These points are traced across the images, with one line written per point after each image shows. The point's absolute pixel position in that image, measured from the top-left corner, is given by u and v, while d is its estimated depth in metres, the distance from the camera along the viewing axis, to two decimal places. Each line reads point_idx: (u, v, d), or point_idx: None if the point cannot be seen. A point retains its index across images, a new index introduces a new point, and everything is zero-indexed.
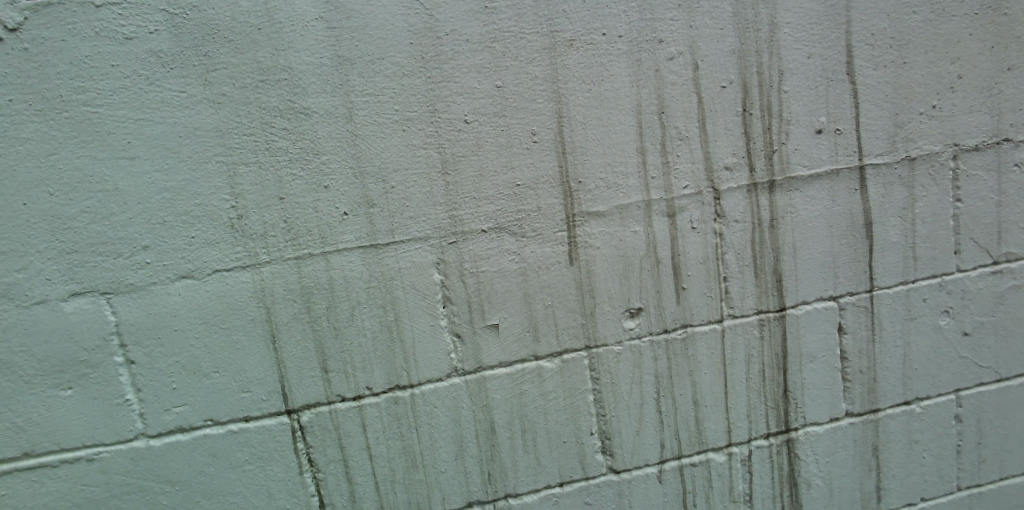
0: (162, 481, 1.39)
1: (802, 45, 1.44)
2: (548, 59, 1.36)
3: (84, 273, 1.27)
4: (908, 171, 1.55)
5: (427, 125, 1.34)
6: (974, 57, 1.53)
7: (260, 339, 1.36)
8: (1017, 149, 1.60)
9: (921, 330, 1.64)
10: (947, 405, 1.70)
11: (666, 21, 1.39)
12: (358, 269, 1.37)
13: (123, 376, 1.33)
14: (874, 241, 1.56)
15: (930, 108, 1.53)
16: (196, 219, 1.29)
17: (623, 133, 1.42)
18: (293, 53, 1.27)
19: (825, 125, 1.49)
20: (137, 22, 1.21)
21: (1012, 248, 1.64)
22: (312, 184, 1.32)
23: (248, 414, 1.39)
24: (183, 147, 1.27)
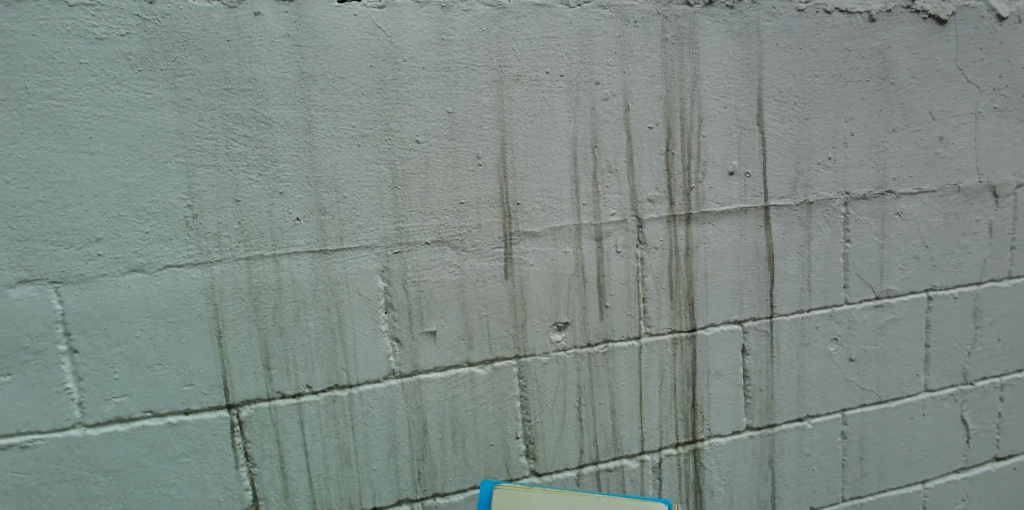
0: (96, 471, 1.40)
1: (720, 96, 1.64)
2: (496, 91, 1.51)
3: (35, 261, 1.30)
4: (806, 213, 1.77)
5: (381, 142, 1.46)
6: (864, 118, 1.78)
7: (206, 334, 1.42)
8: (898, 200, 1.85)
9: (812, 354, 1.85)
10: (834, 423, 1.91)
11: (603, 66, 1.56)
12: (306, 272, 1.45)
13: (65, 364, 1.35)
14: (775, 273, 1.77)
15: (826, 160, 1.76)
16: (152, 215, 1.36)
17: (560, 162, 1.57)
18: (259, 65, 1.36)
19: (737, 168, 1.69)
20: (108, 24, 1.28)
21: (892, 286, 1.89)
22: (267, 189, 1.40)
23: (188, 407, 1.43)
24: (144, 146, 1.33)
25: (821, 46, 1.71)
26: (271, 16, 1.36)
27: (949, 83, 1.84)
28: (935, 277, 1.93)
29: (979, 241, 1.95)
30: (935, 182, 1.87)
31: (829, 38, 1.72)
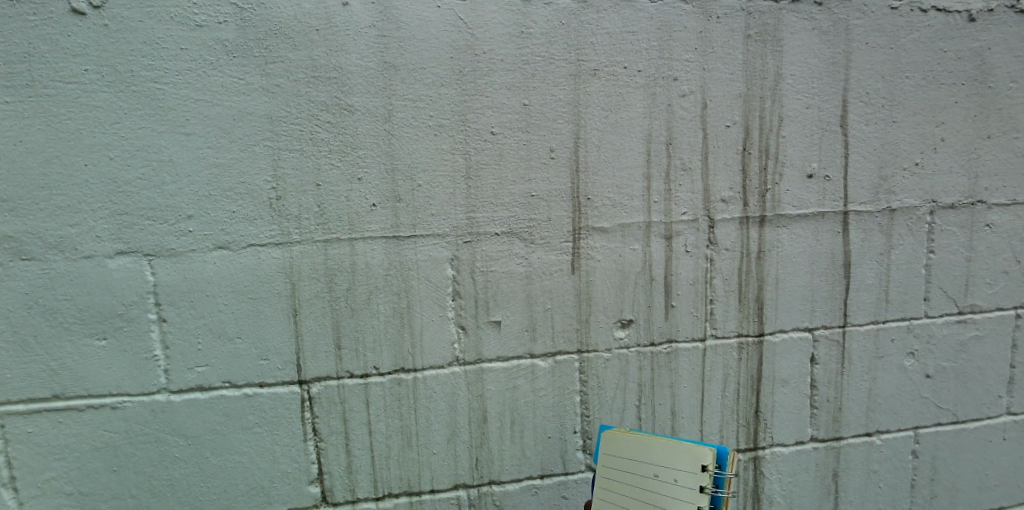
0: (177, 434, 1.47)
1: (802, 96, 1.59)
2: (573, 85, 1.50)
3: (131, 234, 1.39)
4: (887, 221, 1.69)
5: (457, 133, 1.48)
6: (956, 124, 1.69)
7: (283, 312, 1.48)
8: (990, 212, 1.74)
9: (886, 367, 1.77)
10: (905, 441, 1.82)
11: (682, 62, 1.53)
12: (379, 257, 1.49)
13: (154, 333, 1.43)
14: (851, 281, 1.70)
15: (912, 166, 1.68)
16: (238, 196, 1.42)
17: (632, 158, 1.55)
18: (344, 55, 1.40)
19: (817, 171, 1.63)
20: (208, 12, 1.35)
21: (977, 301, 1.79)
22: (346, 175, 1.45)
23: (263, 380, 1.49)
24: (235, 129, 1.39)
25: (914, 46, 1.63)
26: (358, 7, 1.40)
27: None
28: None
29: None
30: None
31: (923, 38, 1.64)
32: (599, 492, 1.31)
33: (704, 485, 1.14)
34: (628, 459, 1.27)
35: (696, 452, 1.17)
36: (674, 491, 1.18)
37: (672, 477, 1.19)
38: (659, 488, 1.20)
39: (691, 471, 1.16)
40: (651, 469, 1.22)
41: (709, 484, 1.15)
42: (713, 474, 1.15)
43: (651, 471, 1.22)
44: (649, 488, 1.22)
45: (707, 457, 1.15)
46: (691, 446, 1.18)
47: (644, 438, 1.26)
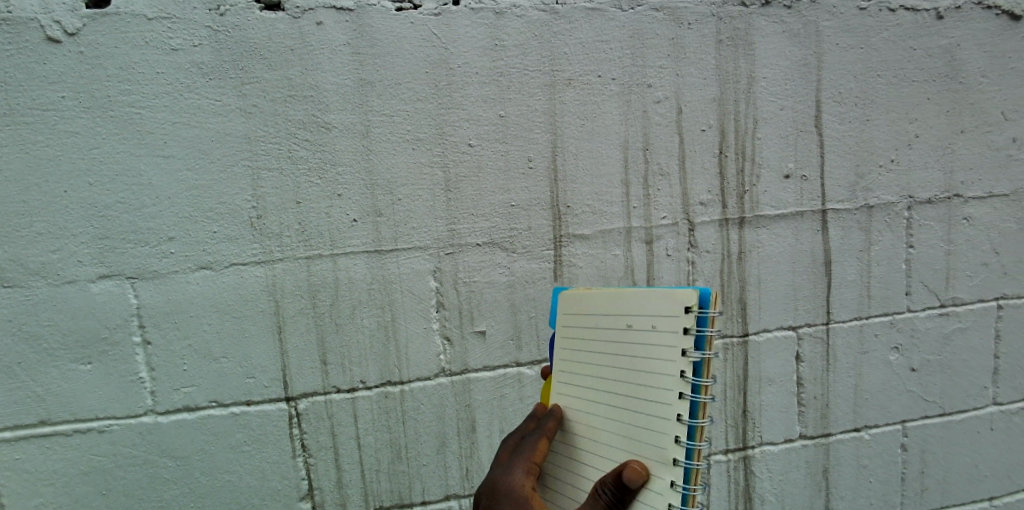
0: (166, 455, 1.47)
1: (775, 98, 1.61)
2: (548, 95, 1.52)
3: (113, 258, 1.39)
4: (866, 217, 1.71)
5: (435, 146, 1.49)
6: (929, 119, 1.71)
7: (268, 329, 1.48)
8: (967, 205, 1.76)
9: (871, 363, 1.78)
10: (893, 435, 1.84)
11: (655, 69, 1.55)
12: (361, 272, 1.50)
13: (139, 355, 1.43)
14: (832, 278, 1.71)
15: (888, 162, 1.70)
16: (219, 216, 1.42)
17: (610, 164, 1.57)
18: (320, 73, 1.42)
19: (793, 171, 1.65)
20: (183, 36, 1.36)
21: (959, 294, 1.80)
22: (326, 191, 1.46)
23: (250, 398, 1.49)
24: (214, 150, 1.40)
25: (884, 45, 1.66)
26: (332, 26, 1.41)
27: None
28: (1006, 286, 1.83)
29: None
30: (1007, 185, 1.78)
31: (893, 37, 1.66)
32: (559, 388, 0.96)
33: (682, 349, 0.77)
34: (589, 321, 0.94)
35: (671, 299, 0.80)
36: (656, 364, 0.81)
37: (646, 325, 0.84)
38: (629, 348, 0.86)
39: (667, 315, 0.81)
40: (618, 316, 0.89)
41: (688, 347, 0.77)
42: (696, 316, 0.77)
43: (620, 320, 0.88)
44: (617, 345, 0.88)
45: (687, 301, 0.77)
46: (673, 297, 0.81)
47: (613, 301, 0.90)
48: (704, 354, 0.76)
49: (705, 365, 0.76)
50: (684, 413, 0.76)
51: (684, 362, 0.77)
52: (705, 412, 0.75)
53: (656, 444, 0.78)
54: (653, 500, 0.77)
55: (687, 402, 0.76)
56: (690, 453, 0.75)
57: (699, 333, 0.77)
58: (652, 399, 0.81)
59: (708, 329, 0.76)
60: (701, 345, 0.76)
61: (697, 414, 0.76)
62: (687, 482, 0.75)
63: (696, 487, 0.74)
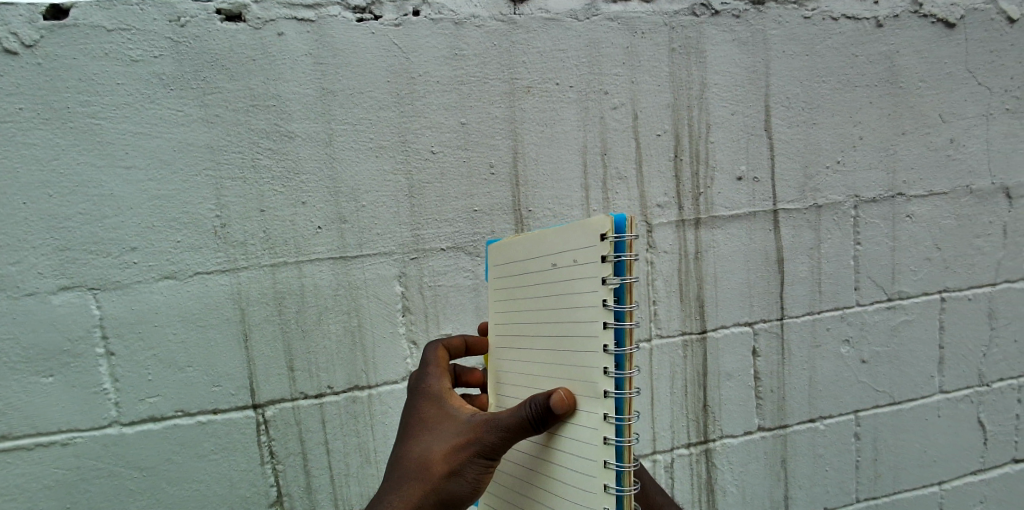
0: (131, 467, 1.47)
1: (727, 103, 1.68)
2: (508, 102, 1.56)
3: (75, 269, 1.39)
4: (815, 216, 1.79)
5: (398, 153, 1.52)
6: (872, 122, 1.80)
7: (233, 337, 1.49)
8: (909, 203, 1.86)
9: (824, 356, 1.86)
10: (847, 424, 1.92)
11: (611, 76, 1.61)
12: (327, 278, 1.52)
13: (102, 366, 1.43)
14: (785, 275, 1.79)
15: (835, 163, 1.79)
16: (182, 225, 1.43)
17: (570, 169, 1.62)
18: (283, 83, 1.44)
19: (745, 173, 1.72)
20: (143, 47, 1.37)
21: (904, 288, 1.89)
22: (290, 200, 1.47)
23: (216, 407, 1.50)
24: (176, 160, 1.41)
25: (828, 52, 1.74)
26: (294, 36, 1.44)
27: (958, 86, 1.86)
28: (949, 279, 1.93)
29: (992, 242, 1.95)
30: (946, 184, 1.88)
31: (836, 45, 1.75)
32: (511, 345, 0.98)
33: (602, 277, 0.76)
34: (525, 265, 0.95)
35: (587, 227, 0.78)
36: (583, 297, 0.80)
37: (570, 260, 0.83)
38: (560, 285, 0.85)
39: (584, 248, 0.79)
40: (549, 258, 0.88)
41: (608, 275, 0.75)
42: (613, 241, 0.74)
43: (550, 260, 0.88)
44: (552, 283, 0.87)
45: (600, 229, 0.74)
46: (588, 225, 0.78)
47: (543, 241, 0.89)
48: (624, 280, 0.75)
49: (626, 291, 0.75)
50: (611, 343, 0.75)
51: (606, 291, 0.75)
52: (631, 340, 0.75)
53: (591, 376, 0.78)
54: (594, 450, 0.77)
55: (613, 332, 0.75)
56: (621, 384, 0.75)
57: (619, 260, 0.75)
58: (583, 332, 0.80)
59: (628, 255, 0.74)
60: (620, 269, 0.75)
61: (623, 344, 0.75)
62: (619, 435, 0.75)
63: (629, 439, 0.74)
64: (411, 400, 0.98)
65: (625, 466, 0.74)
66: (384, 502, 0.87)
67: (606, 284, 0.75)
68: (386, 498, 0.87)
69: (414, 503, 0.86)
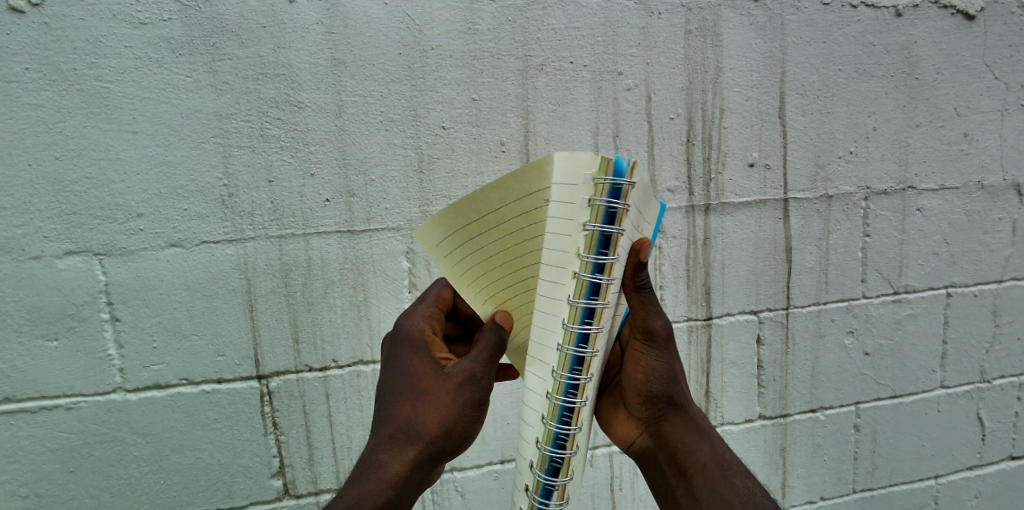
0: (135, 433, 1.47)
1: (742, 89, 1.67)
2: (520, 80, 1.55)
3: (81, 234, 1.38)
4: (825, 207, 1.78)
5: (408, 127, 1.50)
6: (886, 114, 1.78)
7: (239, 308, 1.48)
8: (920, 196, 1.85)
9: (827, 347, 1.86)
10: (846, 415, 1.92)
11: (627, 56, 1.59)
12: (334, 252, 1.51)
13: (107, 332, 1.42)
14: (792, 265, 1.78)
15: (847, 154, 1.77)
16: (189, 194, 1.42)
17: (582, 150, 1.60)
18: (293, 51, 1.42)
19: (757, 160, 1.71)
20: (151, 10, 1.34)
21: (911, 281, 1.89)
22: (299, 171, 1.46)
23: (221, 376, 1.50)
24: (184, 127, 1.40)
25: (846, 40, 1.72)
26: (306, 4, 1.41)
27: (976, 79, 1.83)
28: (956, 274, 1.92)
29: (1001, 238, 1.94)
30: (958, 178, 1.87)
31: (854, 33, 1.72)
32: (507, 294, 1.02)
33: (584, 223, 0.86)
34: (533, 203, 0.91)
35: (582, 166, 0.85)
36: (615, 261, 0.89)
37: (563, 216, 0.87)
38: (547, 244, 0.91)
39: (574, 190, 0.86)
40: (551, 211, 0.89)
41: (591, 220, 0.85)
42: (608, 185, 0.83)
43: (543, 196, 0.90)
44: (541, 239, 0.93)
45: (593, 171, 0.84)
46: (584, 165, 0.85)
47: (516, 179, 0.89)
48: (609, 228, 0.85)
49: (610, 241, 0.86)
50: (581, 295, 0.88)
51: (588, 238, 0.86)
52: (605, 292, 0.88)
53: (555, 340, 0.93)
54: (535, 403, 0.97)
55: (586, 283, 0.87)
56: (586, 338, 0.90)
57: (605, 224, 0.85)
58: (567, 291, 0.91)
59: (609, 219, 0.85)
60: (608, 219, 0.85)
61: (597, 295, 0.88)
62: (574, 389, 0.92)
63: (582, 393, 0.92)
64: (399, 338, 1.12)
65: (567, 451, 0.93)
66: (383, 462, 1.01)
67: (582, 255, 0.87)
68: (382, 456, 1.01)
69: (408, 462, 1.01)
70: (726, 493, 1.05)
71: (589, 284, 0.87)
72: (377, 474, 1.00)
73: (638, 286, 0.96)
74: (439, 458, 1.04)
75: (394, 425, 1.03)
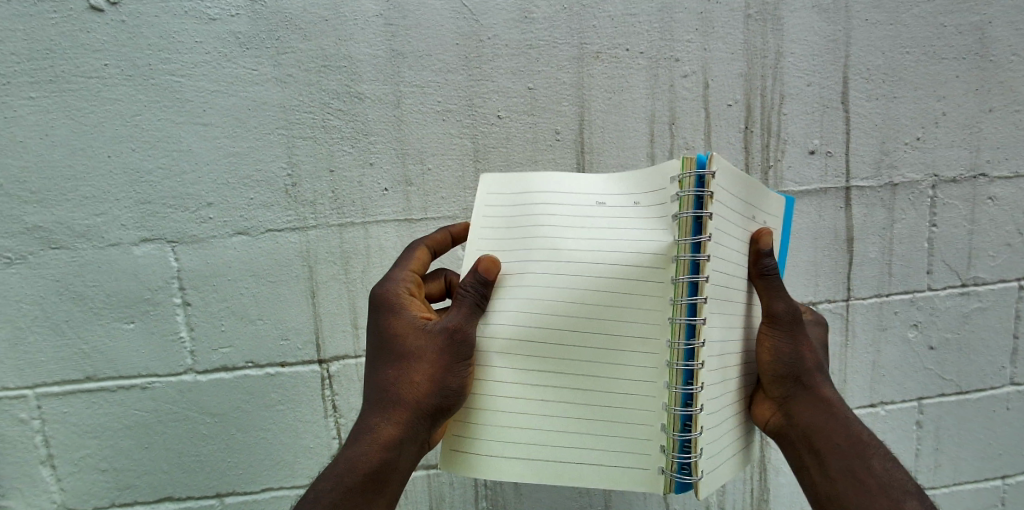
0: (204, 412, 1.54)
1: (803, 74, 1.62)
2: (576, 68, 1.54)
3: (155, 222, 1.45)
4: (889, 195, 1.72)
5: (464, 116, 1.52)
6: (957, 98, 1.70)
7: (301, 294, 1.53)
8: (992, 184, 1.76)
9: (889, 340, 1.80)
10: (908, 411, 1.86)
11: (683, 42, 1.57)
12: (392, 240, 1.54)
13: (179, 316, 1.49)
14: (854, 256, 1.73)
15: (914, 140, 1.70)
16: (255, 183, 1.47)
17: (636, 138, 1.58)
18: (354, 43, 1.45)
19: (818, 147, 1.66)
20: (221, 6, 1.41)
21: (980, 273, 1.81)
22: (359, 161, 1.50)
23: (284, 360, 1.55)
24: (251, 119, 1.45)
25: (914, 21, 1.65)
26: None
27: None
28: None
29: None
30: None
31: (923, 13, 1.66)
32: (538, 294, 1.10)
33: (677, 213, 1.05)
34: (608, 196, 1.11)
35: (669, 174, 1.06)
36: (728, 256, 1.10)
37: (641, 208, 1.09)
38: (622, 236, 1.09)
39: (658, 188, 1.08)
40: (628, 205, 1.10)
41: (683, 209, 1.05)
42: (693, 178, 1.04)
43: (630, 198, 1.10)
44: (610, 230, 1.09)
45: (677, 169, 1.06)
46: (670, 168, 1.07)
47: (601, 178, 1.12)
48: (701, 213, 1.03)
49: (702, 223, 1.04)
50: (686, 272, 1.05)
51: (685, 223, 1.05)
52: (704, 268, 1.05)
53: (638, 318, 1.09)
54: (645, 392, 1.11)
55: (688, 263, 1.05)
56: (694, 311, 1.06)
57: (695, 218, 1.04)
58: (638, 275, 1.07)
59: (701, 212, 1.03)
60: (698, 204, 1.04)
61: (698, 272, 1.05)
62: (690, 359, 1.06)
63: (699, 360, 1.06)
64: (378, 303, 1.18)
65: (692, 410, 1.07)
66: (370, 426, 1.11)
67: (680, 240, 1.05)
68: (370, 423, 1.12)
69: (392, 424, 1.11)
70: (861, 473, 1.14)
71: (690, 263, 1.05)
72: (366, 439, 1.11)
73: (763, 271, 1.14)
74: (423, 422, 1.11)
75: (379, 393, 1.13)
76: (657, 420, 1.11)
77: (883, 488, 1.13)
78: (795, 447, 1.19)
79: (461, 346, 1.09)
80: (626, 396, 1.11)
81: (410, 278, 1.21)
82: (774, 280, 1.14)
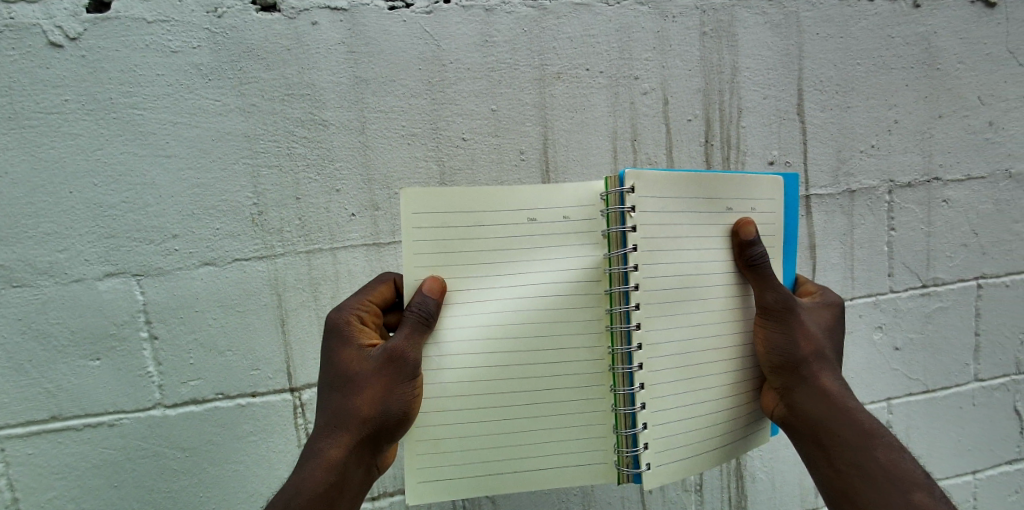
0: (174, 447, 1.51)
1: (759, 88, 1.67)
2: (538, 89, 1.57)
3: (119, 256, 1.43)
4: (848, 202, 1.77)
5: (429, 140, 1.53)
6: (908, 106, 1.76)
7: (270, 322, 1.52)
8: (945, 188, 1.82)
9: (856, 343, 1.84)
10: (878, 412, 1.90)
11: (642, 61, 1.60)
12: (361, 265, 1.54)
13: (146, 350, 1.47)
14: (817, 262, 1.77)
15: (869, 148, 1.76)
16: (221, 213, 1.46)
17: (600, 155, 1.61)
18: (316, 72, 1.46)
19: (777, 157, 1.70)
20: (181, 38, 1.41)
21: (939, 274, 1.86)
22: (325, 187, 1.50)
23: (255, 390, 1.53)
24: (215, 149, 1.44)
25: (863, 34, 1.71)
26: (327, 26, 1.46)
27: (999, 67, 1.81)
28: (986, 265, 1.89)
29: None
30: (984, 168, 1.84)
31: (871, 26, 1.72)
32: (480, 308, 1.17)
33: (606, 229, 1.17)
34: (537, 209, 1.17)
35: (596, 192, 1.17)
36: (682, 254, 1.19)
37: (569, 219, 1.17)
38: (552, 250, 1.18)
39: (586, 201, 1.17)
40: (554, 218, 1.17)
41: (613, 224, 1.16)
42: (615, 194, 1.15)
43: (559, 212, 1.17)
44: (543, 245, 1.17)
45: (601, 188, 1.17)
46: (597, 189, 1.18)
47: (529, 191, 1.16)
48: (624, 226, 1.14)
49: (626, 235, 1.15)
50: (620, 282, 1.17)
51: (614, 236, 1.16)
52: (632, 278, 1.15)
53: (580, 326, 1.19)
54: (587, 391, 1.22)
55: (619, 273, 1.16)
56: (628, 317, 1.17)
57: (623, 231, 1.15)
58: (570, 284, 1.18)
59: (624, 226, 1.14)
60: (622, 219, 1.15)
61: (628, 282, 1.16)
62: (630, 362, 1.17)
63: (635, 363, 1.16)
64: (330, 331, 1.18)
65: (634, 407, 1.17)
66: (321, 449, 1.13)
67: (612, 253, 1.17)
68: (320, 447, 1.13)
69: (344, 446, 1.13)
70: (867, 466, 1.18)
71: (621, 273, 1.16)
72: (316, 462, 1.12)
73: (750, 262, 1.22)
74: (375, 442, 1.15)
75: (329, 416, 1.14)
76: (604, 420, 1.22)
77: (891, 481, 1.17)
78: (801, 439, 1.24)
79: (408, 366, 1.13)
80: (577, 399, 1.21)
81: (366, 305, 1.22)
82: (762, 269, 1.21)
